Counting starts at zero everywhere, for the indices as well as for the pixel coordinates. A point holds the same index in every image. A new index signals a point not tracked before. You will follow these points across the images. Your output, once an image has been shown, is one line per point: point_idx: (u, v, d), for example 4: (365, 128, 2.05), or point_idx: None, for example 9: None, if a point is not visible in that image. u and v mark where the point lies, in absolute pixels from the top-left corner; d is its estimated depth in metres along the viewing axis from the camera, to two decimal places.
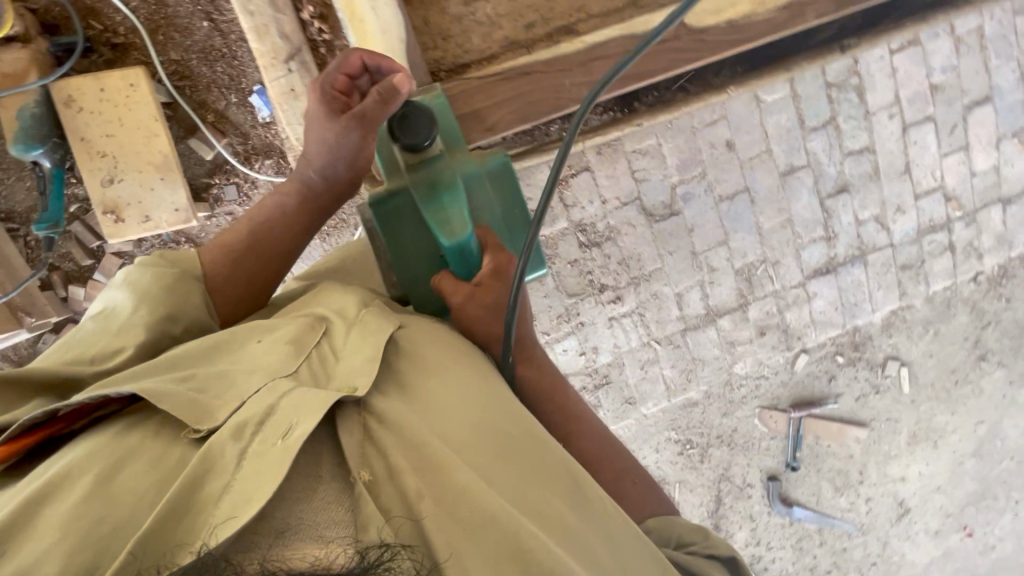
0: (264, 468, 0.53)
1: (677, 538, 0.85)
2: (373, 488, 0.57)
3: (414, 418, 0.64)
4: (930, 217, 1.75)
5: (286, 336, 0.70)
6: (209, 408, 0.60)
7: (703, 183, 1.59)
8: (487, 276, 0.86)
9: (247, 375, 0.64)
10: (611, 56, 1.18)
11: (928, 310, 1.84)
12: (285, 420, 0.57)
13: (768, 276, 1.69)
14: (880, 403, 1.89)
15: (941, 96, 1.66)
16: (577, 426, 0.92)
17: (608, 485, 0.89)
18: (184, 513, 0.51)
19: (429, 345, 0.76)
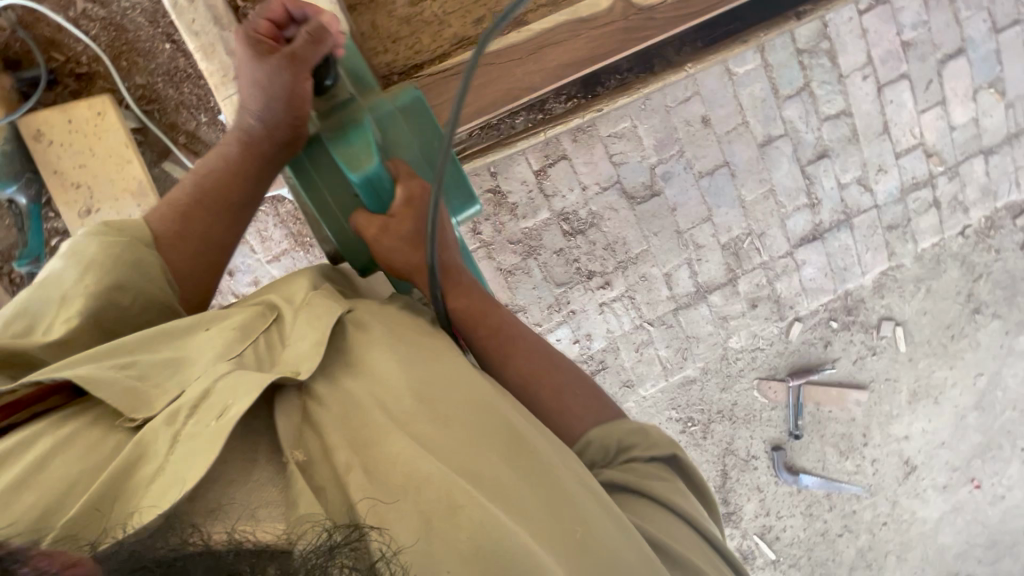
0: (198, 449, 0.54)
1: (618, 443, 0.76)
2: (307, 468, 0.58)
3: (354, 394, 0.64)
4: (913, 174, 1.75)
5: (234, 324, 0.72)
6: (149, 398, 0.61)
7: (682, 161, 1.59)
8: (401, 205, 0.87)
9: (192, 362, 0.65)
10: (562, 42, 1.17)
11: (918, 268, 1.84)
12: (220, 402, 0.58)
13: (755, 248, 1.69)
14: (878, 365, 1.89)
15: (913, 53, 1.65)
16: (510, 338, 0.85)
17: (548, 402, 0.80)
18: (115, 497, 0.52)
19: (379, 319, 0.74)
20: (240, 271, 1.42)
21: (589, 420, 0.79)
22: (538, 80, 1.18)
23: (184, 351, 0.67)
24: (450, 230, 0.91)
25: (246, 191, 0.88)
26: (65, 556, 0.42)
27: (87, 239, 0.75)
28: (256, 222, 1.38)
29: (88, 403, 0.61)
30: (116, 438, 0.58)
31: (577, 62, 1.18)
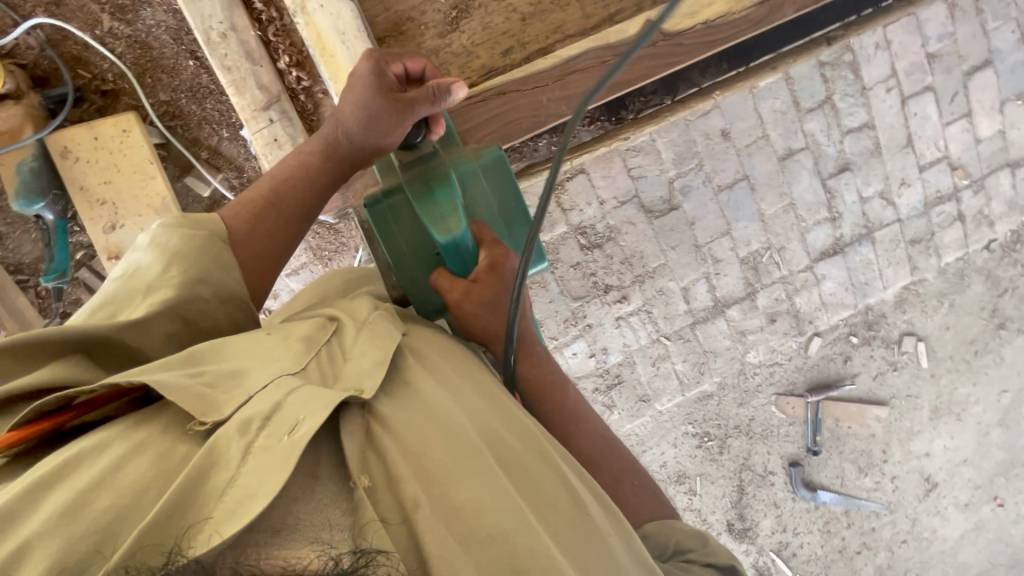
0: (270, 463, 0.53)
1: (675, 545, 0.80)
2: (372, 494, 0.58)
3: (412, 423, 0.64)
4: (937, 188, 1.71)
5: (299, 337, 0.73)
6: (217, 402, 0.60)
7: (701, 174, 1.57)
8: (484, 270, 0.88)
9: (259, 368, 0.65)
10: (589, 68, 1.16)
11: (941, 282, 1.81)
12: (292, 417, 0.58)
13: (774, 262, 1.67)
14: (899, 381, 1.86)
15: (939, 64, 1.62)
16: (576, 421, 0.88)
17: (607, 486, 0.85)
18: (188, 507, 0.51)
19: (437, 354, 0.78)
20: None
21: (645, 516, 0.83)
22: (564, 107, 1.17)
23: (246, 360, 0.67)
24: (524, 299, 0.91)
25: (312, 197, 0.90)
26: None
27: (165, 229, 0.74)
28: None
29: (155, 411, 0.61)
30: (186, 445, 0.58)
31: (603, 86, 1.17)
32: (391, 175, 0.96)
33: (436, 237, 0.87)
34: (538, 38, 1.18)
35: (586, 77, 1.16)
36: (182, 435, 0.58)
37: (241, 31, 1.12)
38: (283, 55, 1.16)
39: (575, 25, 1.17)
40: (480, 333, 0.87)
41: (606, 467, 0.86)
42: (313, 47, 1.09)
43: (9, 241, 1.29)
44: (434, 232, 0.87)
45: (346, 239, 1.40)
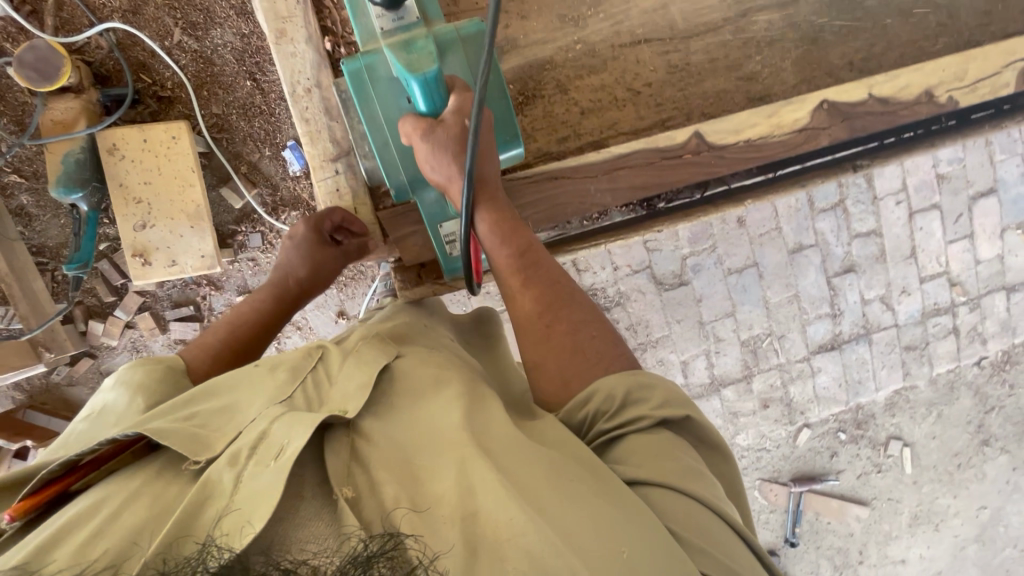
0: (261, 486, 0.56)
1: (627, 389, 0.72)
2: (356, 504, 0.59)
3: (399, 434, 0.67)
4: (935, 300, 1.78)
5: (282, 371, 0.77)
6: (208, 443, 0.65)
7: (713, 256, 1.63)
8: (452, 116, 0.85)
9: (246, 408, 0.70)
10: (637, 168, 1.09)
11: (931, 392, 1.85)
12: (278, 442, 0.62)
13: (773, 349, 1.71)
14: (882, 483, 1.87)
15: (947, 186, 1.71)
16: (533, 265, 0.83)
17: (563, 339, 0.78)
18: (185, 537, 0.54)
19: (422, 370, 0.78)
20: None
21: (605, 372, 0.76)
22: (610, 200, 1.09)
23: (234, 400, 0.72)
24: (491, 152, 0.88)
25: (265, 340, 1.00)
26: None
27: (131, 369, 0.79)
28: None
29: (151, 458, 0.64)
30: (179, 484, 0.61)
31: (651, 188, 1.10)
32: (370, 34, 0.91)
33: (407, 77, 0.83)
34: (592, 131, 1.11)
35: (639, 174, 1.09)
36: (175, 475, 0.62)
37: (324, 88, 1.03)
38: None
39: (629, 124, 1.11)
40: (445, 182, 0.87)
41: (564, 314, 0.80)
42: None
43: (37, 223, 1.31)
44: (405, 73, 0.83)
45: (364, 270, 1.44)
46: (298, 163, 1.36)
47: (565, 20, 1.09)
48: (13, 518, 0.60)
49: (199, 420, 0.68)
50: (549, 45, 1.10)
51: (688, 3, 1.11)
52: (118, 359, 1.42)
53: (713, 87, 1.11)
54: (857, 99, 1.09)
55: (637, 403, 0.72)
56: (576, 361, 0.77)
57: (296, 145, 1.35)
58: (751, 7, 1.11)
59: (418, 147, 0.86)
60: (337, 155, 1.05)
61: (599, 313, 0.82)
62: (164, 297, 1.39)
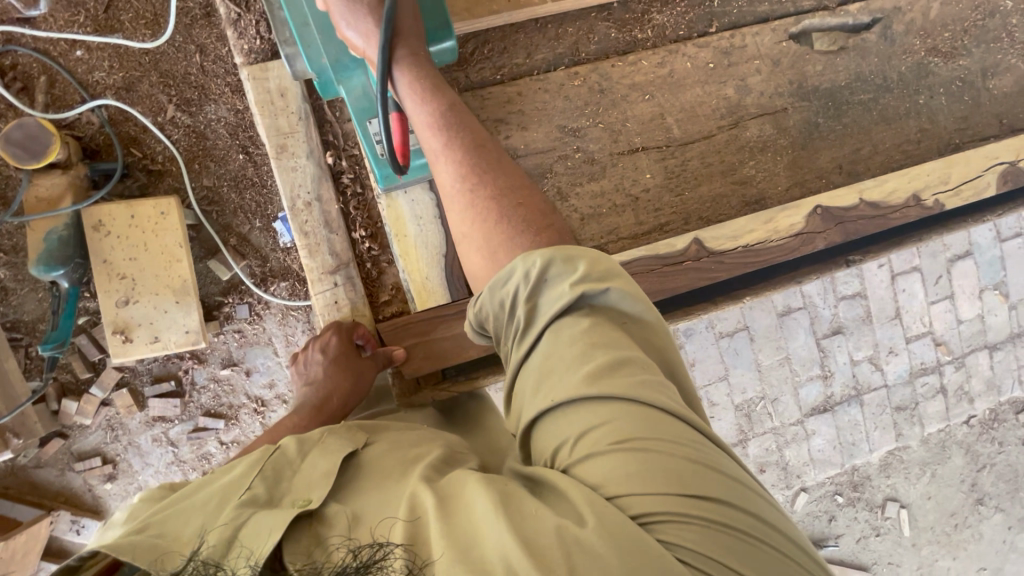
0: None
1: (549, 259, 0.62)
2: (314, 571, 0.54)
3: (362, 510, 0.63)
4: (921, 360, 1.80)
5: (246, 461, 0.72)
6: (174, 552, 0.59)
7: (704, 320, 1.64)
8: None
9: (213, 508, 0.65)
10: (637, 275, 1.08)
11: (923, 451, 1.85)
12: (249, 543, 0.59)
13: (767, 412, 1.71)
14: (882, 547, 1.84)
15: (926, 249, 1.77)
16: (458, 126, 0.74)
17: (485, 206, 0.70)
18: None
19: (389, 451, 0.74)
20: (258, 372, 1.39)
21: (534, 238, 0.68)
22: None
23: (191, 502, 0.66)
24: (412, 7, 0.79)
25: None
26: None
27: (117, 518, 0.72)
28: (285, 325, 1.39)
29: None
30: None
31: (653, 295, 1.09)
32: None
33: None
34: (592, 235, 1.12)
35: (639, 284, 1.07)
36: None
37: (326, 202, 1.06)
38: (359, 226, 1.09)
39: (628, 229, 1.13)
40: (361, 44, 0.78)
41: (489, 179, 0.71)
42: (389, 224, 1.05)
43: (13, 297, 1.26)
44: None
45: None
46: (288, 235, 1.36)
47: (565, 130, 1.11)
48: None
49: (161, 527, 0.62)
50: (550, 153, 1.11)
51: (683, 112, 1.15)
52: (91, 437, 1.35)
53: (709, 193, 1.15)
54: (849, 204, 1.13)
55: (557, 281, 0.63)
56: (502, 229, 0.68)
57: (286, 217, 1.34)
58: (743, 115, 1.17)
59: (332, 6, 0.78)
60: (336, 267, 1.06)
61: (530, 179, 0.73)
62: (143, 373, 1.34)
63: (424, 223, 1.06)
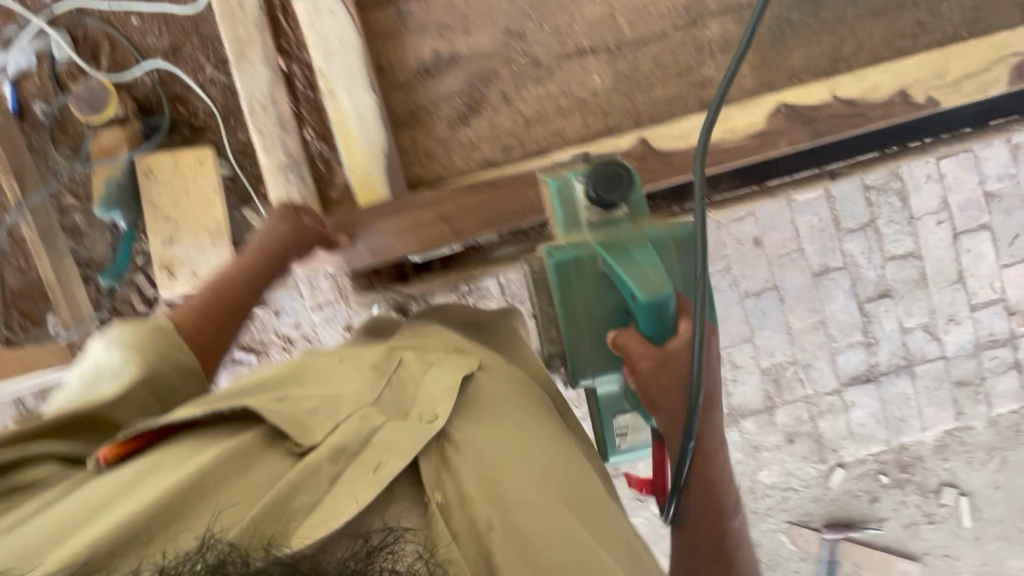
0: (355, 487, 0.65)
1: None
2: (443, 509, 0.69)
3: (483, 444, 0.77)
4: (990, 331, 1.60)
5: (369, 363, 0.87)
6: (309, 428, 0.73)
7: (727, 277, 1.56)
8: (677, 346, 0.85)
9: (342, 399, 0.78)
10: None
11: (992, 434, 1.64)
12: (373, 458, 0.69)
13: (798, 378, 1.60)
14: (935, 537, 1.66)
15: (997, 204, 1.57)
16: (709, 482, 0.87)
17: None
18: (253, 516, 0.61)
19: (501, 392, 0.89)
20: (285, 312, 1.53)
21: None
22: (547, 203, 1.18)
23: (323, 391, 0.79)
24: (716, 392, 0.89)
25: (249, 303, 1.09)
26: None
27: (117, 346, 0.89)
28: (310, 272, 1.50)
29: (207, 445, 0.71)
30: (271, 460, 0.69)
31: None
32: (575, 230, 0.94)
33: (638, 294, 0.82)
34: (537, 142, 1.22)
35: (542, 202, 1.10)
36: (273, 457, 0.69)
37: (279, 104, 1.17)
38: (308, 127, 1.19)
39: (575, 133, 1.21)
40: (655, 405, 0.87)
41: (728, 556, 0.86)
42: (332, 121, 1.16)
43: (86, 239, 1.46)
44: (637, 289, 0.82)
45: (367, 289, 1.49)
46: None
47: (509, 35, 1.19)
48: (105, 457, 0.71)
49: (293, 401, 0.76)
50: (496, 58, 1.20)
51: (633, 12, 1.19)
52: None
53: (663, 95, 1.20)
54: (820, 101, 1.16)
55: None
56: None
57: None
58: (702, 13, 1.18)
59: (636, 365, 0.85)
60: (289, 165, 1.18)
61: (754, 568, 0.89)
62: None
63: (364, 123, 1.16)
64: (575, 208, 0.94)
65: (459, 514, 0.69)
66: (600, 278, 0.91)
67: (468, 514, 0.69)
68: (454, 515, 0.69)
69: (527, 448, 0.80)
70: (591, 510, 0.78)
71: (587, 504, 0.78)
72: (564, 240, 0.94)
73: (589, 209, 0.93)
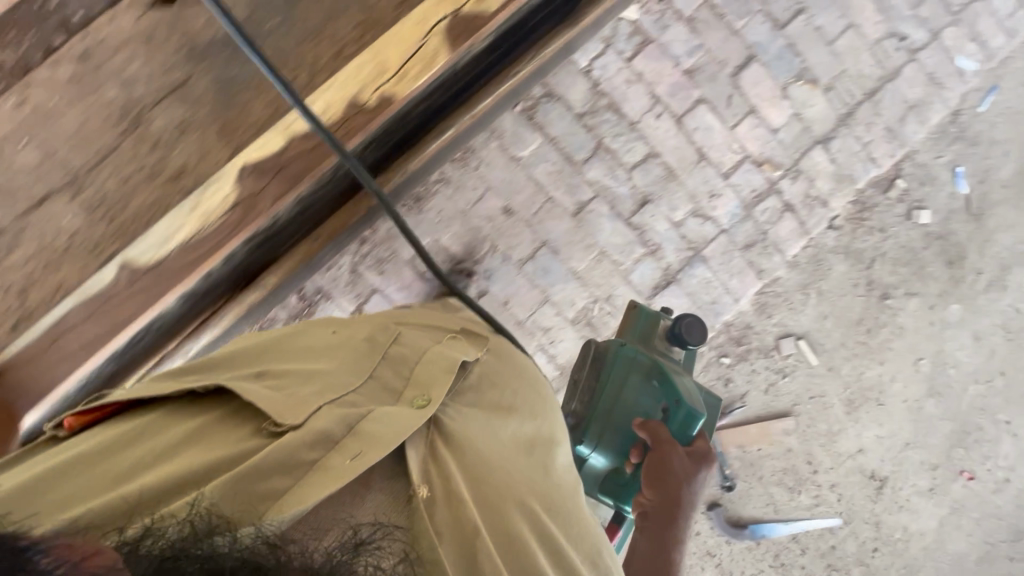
0: (327, 475, 0.66)
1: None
2: (430, 505, 0.72)
3: (474, 435, 0.82)
4: (750, 188, 1.67)
5: (365, 339, 0.91)
6: (304, 407, 0.72)
7: (498, 255, 1.57)
8: (698, 454, 1.13)
9: (339, 386, 0.78)
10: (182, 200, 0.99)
11: (798, 275, 1.73)
12: (375, 428, 0.71)
13: (607, 312, 1.64)
14: (795, 386, 1.74)
15: (701, 77, 1.61)
16: (673, 541, 1.07)
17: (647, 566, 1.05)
18: (243, 491, 0.62)
19: (498, 366, 0.96)
20: None
21: None
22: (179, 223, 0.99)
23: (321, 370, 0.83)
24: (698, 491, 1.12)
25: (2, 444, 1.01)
26: (86, 548, 0.45)
27: None
28: None
29: (240, 408, 0.74)
30: (241, 438, 0.69)
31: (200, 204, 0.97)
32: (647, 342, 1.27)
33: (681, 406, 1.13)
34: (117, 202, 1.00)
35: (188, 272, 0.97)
36: (240, 442, 0.68)
37: None
38: None
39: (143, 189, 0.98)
40: (657, 461, 1.10)
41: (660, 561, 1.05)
42: None
43: None
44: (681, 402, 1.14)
45: None
46: None
47: None
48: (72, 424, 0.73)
49: (293, 392, 0.76)
50: None
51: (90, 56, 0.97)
52: None
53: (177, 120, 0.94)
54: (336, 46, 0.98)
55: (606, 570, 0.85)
56: None
57: None
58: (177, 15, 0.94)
59: (661, 441, 1.11)
60: None
61: None
62: None
63: None
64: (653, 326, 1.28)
65: (443, 517, 0.72)
66: (643, 387, 1.19)
67: (460, 519, 0.72)
68: (438, 510, 0.72)
69: (505, 420, 0.89)
70: (540, 494, 0.83)
71: (555, 500, 0.84)
72: (634, 340, 1.27)
73: (660, 340, 1.27)
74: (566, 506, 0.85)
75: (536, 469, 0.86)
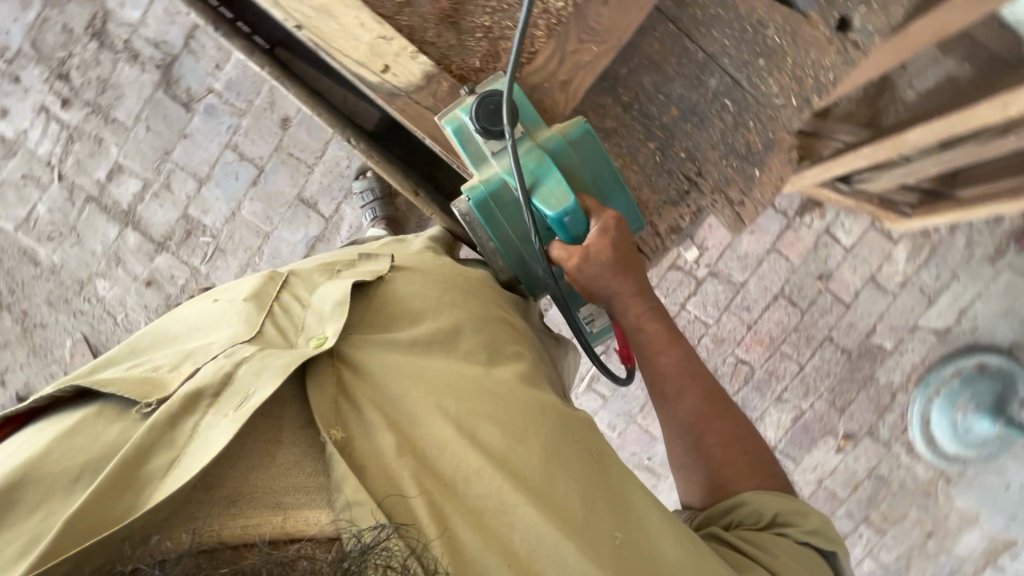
0: (205, 440, 0.42)
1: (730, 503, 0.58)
2: (347, 446, 0.47)
3: (387, 360, 0.53)
4: None
5: (244, 291, 0.63)
6: (164, 380, 0.49)
7: (232, 119, 1.43)
8: (599, 231, 0.63)
9: (205, 347, 0.54)
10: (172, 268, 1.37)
11: None
12: (244, 387, 0.46)
13: (204, 251, 1.50)
14: None
15: None
16: (689, 393, 0.63)
17: (674, 424, 0.64)
18: (130, 484, 0.40)
19: (429, 282, 0.64)
20: None
21: (731, 458, 0.61)
22: None
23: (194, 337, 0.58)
24: (632, 251, 0.65)
25: None
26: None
27: None
28: None
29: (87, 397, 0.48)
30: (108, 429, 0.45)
31: None
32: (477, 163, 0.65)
33: (545, 211, 0.62)
34: None
35: None
36: (112, 420, 0.45)
37: None
38: None
39: None
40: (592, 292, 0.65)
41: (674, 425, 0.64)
42: None
43: None
44: (541, 206, 0.62)
45: None
46: None
47: None
48: None
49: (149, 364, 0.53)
50: None
51: None
52: None
53: None
54: None
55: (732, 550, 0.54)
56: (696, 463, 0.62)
57: None
58: None
59: (571, 271, 0.64)
60: None
61: (730, 417, 0.63)
62: None
63: None
64: (468, 133, 0.65)
65: (384, 471, 0.46)
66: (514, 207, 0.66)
67: (367, 445, 0.47)
68: (359, 448, 0.47)
69: (467, 323, 0.60)
70: (526, 404, 0.53)
71: (536, 410, 0.53)
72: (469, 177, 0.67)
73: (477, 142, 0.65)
74: (556, 419, 0.53)
75: (493, 374, 0.55)
